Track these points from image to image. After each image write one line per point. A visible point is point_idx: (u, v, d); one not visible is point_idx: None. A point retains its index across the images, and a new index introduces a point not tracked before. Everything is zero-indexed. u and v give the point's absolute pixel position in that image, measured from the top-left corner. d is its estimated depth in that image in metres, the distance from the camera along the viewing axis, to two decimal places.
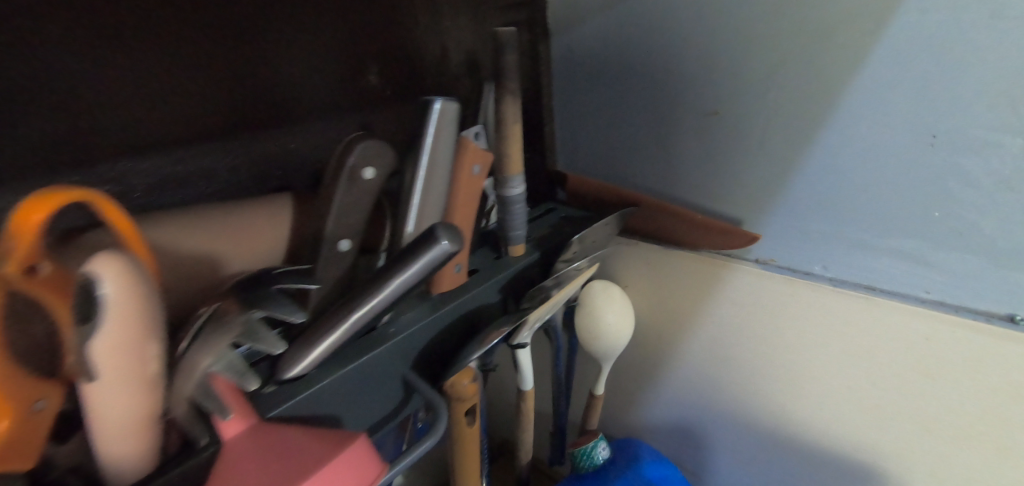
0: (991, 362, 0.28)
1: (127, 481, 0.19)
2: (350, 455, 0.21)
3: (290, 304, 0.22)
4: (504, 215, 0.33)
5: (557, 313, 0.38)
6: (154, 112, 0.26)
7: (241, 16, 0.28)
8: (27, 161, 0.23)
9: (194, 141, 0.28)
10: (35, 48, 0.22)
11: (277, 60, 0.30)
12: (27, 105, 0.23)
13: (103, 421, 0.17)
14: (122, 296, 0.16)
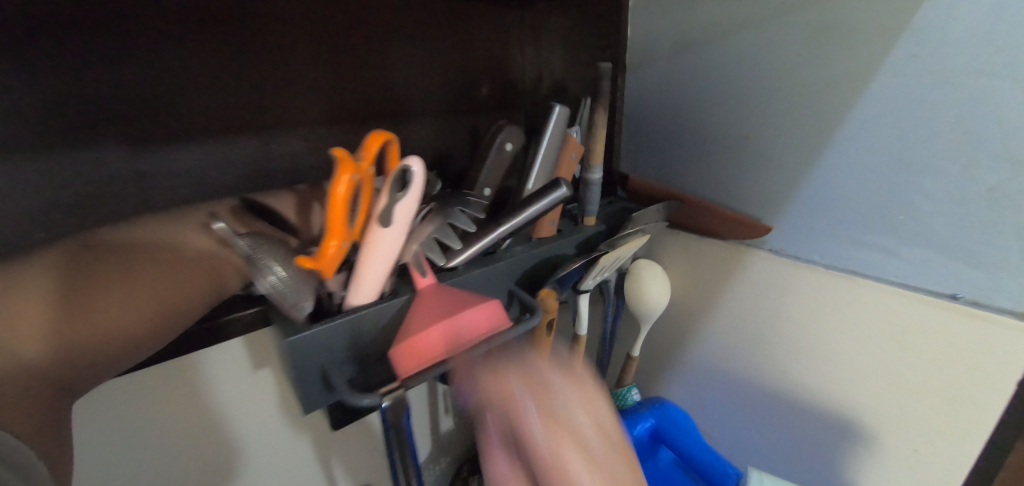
0: (938, 329, 0.38)
1: (363, 298, 0.31)
2: (487, 308, 0.33)
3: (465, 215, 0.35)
4: (585, 194, 0.45)
5: (611, 276, 0.50)
6: (371, 89, 0.45)
7: (423, 40, 0.48)
8: (311, 105, 0.42)
9: (384, 111, 0.47)
10: (330, 44, 0.42)
11: (436, 69, 0.49)
12: (314, 72, 0.42)
13: (373, 255, 0.30)
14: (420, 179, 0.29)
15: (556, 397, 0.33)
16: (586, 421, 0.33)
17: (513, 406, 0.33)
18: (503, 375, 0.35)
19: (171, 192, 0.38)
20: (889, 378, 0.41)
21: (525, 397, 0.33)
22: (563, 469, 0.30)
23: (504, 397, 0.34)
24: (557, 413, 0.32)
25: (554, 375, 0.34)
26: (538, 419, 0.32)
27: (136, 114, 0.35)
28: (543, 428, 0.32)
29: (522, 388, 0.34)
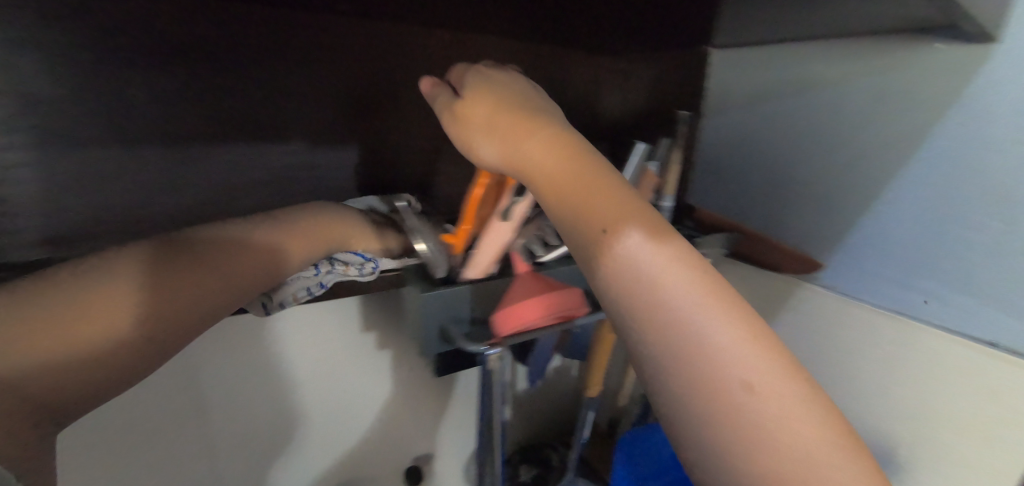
0: (962, 366, 0.42)
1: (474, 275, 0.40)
2: (568, 293, 0.40)
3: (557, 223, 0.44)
4: None
5: None
6: None
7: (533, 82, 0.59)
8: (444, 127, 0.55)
9: None
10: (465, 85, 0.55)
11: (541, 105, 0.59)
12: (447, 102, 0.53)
13: (489, 242, 0.39)
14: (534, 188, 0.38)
15: (683, 270, 0.28)
16: (719, 323, 0.26)
17: (606, 194, 0.30)
18: (585, 165, 0.31)
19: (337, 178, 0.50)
20: (928, 413, 0.44)
21: (640, 218, 0.29)
22: (703, 333, 0.26)
23: (625, 203, 0.29)
24: (678, 268, 0.28)
25: (666, 240, 0.28)
26: (661, 267, 0.27)
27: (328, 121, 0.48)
28: (671, 281, 0.27)
29: (623, 197, 0.30)
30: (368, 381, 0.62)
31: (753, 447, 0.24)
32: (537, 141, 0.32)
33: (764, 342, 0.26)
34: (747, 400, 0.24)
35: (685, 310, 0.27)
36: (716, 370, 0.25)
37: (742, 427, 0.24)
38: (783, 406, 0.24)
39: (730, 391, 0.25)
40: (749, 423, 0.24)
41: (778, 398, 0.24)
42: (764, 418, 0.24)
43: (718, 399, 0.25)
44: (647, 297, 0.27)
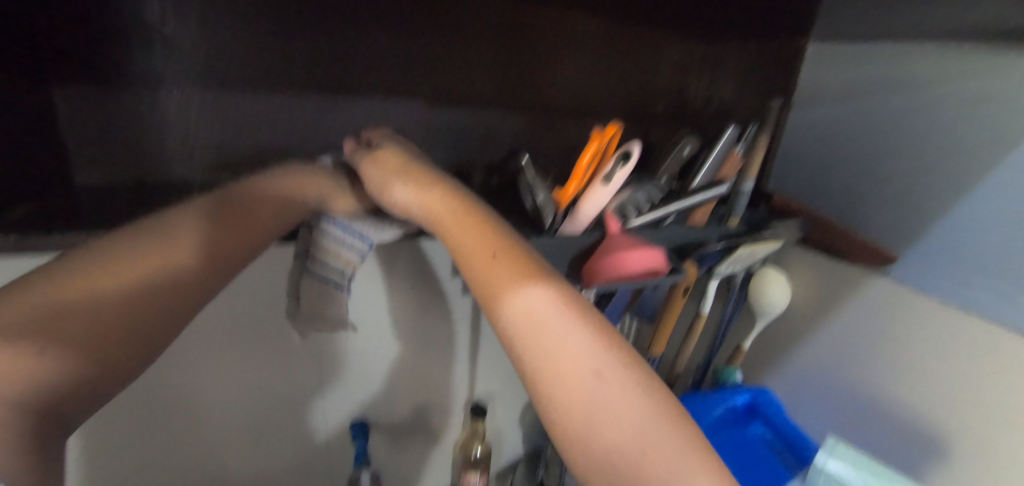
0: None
1: (574, 231, 0.46)
2: (653, 252, 0.44)
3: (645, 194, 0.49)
4: (735, 199, 0.56)
5: (740, 272, 0.61)
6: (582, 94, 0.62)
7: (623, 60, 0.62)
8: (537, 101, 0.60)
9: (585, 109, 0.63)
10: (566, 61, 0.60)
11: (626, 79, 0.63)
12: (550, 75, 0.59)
13: (589, 205, 0.45)
14: (633, 163, 0.43)
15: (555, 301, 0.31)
16: (581, 334, 0.30)
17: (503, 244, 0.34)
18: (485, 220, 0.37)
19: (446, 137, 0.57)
20: (987, 407, 0.47)
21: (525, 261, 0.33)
22: (567, 350, 0.29)
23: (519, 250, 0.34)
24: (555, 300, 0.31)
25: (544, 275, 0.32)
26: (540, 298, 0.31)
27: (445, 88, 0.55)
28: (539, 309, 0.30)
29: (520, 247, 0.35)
30: (445, 328, 0.69)
31: (593, 436, 0.27)
32: (438, 198, 0.39)
33: (618, 353, 0.29)
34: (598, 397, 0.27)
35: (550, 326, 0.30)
36: (567, 372, 0.28)
37: (584, 422, 0.27)
38: (625, 405, 0.27)
39: (580, 400, 0.27)
40: (598, 416, 0.27)
41: (619, 384, 0.28)
42: (606, 412, 0.27)
43: (573, 402, 0.27)
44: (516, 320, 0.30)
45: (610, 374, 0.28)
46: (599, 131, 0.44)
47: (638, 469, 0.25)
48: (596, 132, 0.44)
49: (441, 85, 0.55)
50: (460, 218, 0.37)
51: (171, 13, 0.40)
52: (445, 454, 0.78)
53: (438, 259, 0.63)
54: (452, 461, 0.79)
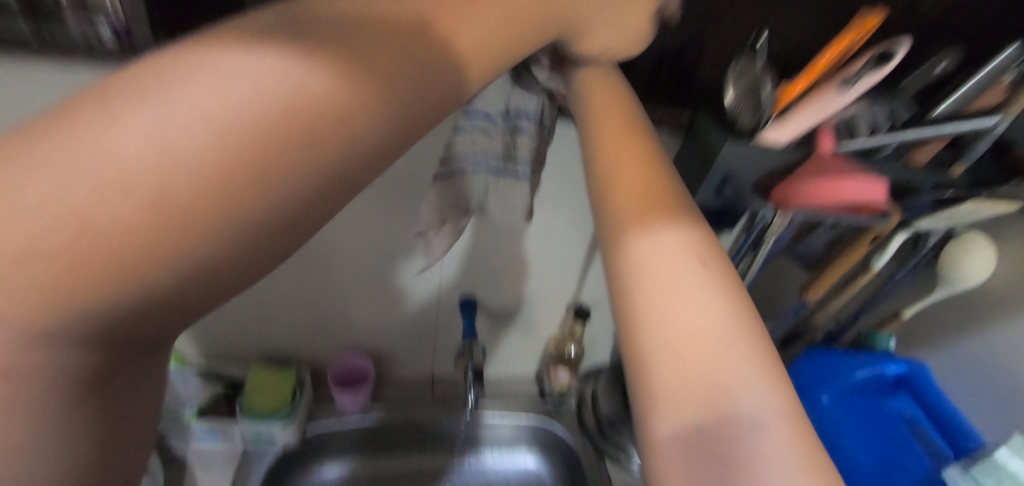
0: None
1: (778, 145, 0.38)
2: (875, 185, 0.37)
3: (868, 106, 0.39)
4: (976, 141, 0.45)
5: (938, 231, 0.50)
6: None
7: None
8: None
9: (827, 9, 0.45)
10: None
11: None
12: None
13: (810, 116, 0.36)
14: (897, 64, 0.34)
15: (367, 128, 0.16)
16: (678, 199, 0.26)
17: (611, 109, 0.31)
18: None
19: None
20: None
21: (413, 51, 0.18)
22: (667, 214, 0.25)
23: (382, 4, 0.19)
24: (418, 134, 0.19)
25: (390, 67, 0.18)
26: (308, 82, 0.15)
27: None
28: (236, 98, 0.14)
29: (626, 119, 0.30)
30: (570, 228, 0.65)
31: (670, 312, 0.22)
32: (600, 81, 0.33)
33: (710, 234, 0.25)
34: (677, 257, 0.23)
35: (640, 183, 0.26)
36: (664, 234, 0.24)
37: (662, 283, 0.23)
38: (710, 283, 0.23)
39: (660, 250, 0.24)
40: (682, 292, 0.22)
41: (713, 265, 0.24)
42: (692, 290, 0.22)
43: (650, 251, 0.24)
44: (618, 171, 0.27)
45: (709, 260, 0.24)
46: (862, 20, 0.34)
47: (711, 350, 0.21)
48: (858, 20, 0.34)
49: None
50: (608, 87, 0.32)
51: None
52: (539, 347, 0.81)
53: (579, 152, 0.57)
54: (545, 354, 0.81)
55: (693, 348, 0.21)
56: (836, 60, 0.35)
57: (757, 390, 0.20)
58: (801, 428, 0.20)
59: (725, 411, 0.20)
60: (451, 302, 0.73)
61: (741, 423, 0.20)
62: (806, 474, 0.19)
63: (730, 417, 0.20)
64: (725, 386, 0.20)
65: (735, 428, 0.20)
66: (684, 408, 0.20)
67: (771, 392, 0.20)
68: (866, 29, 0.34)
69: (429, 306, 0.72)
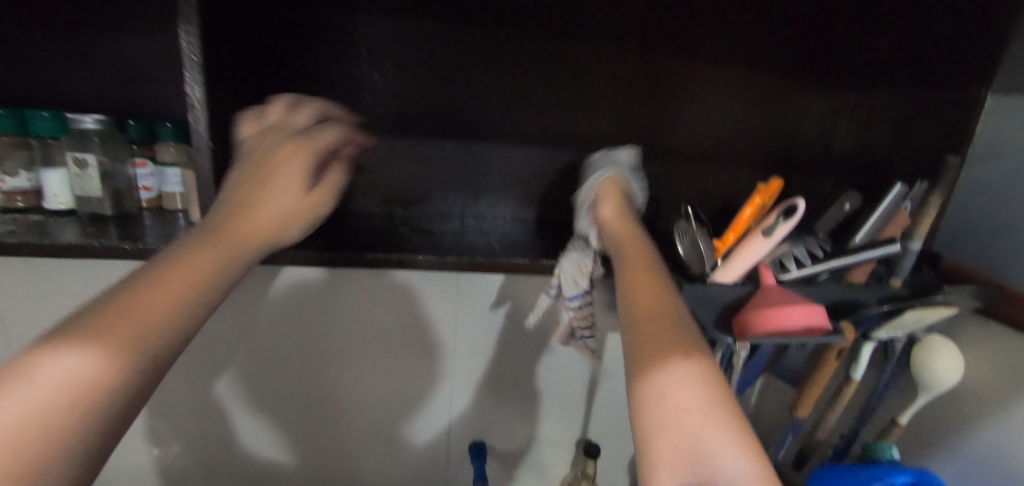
0: None
1: (727, 284, 0.46)
2: (815, 310, 0.42)
3: (797, 244, 0.47)
4: (900, 259, 0.52)
5: (901, 339, 0.55)
6: (747, 144, 0.65)
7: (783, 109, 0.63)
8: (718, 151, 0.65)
9: (751, 160, 0.65)
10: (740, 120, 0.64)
11: (794, 126, 0.64)
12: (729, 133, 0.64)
13: (746, 260, 0.45)
14: (802, 214, 0.43)
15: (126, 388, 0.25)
16: (676, 309, 0.33)
17: (635, 251, 0.41)
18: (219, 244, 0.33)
19: None
20: None
21: (158, 308, 0.28)
22: (671, 318, 0.32)
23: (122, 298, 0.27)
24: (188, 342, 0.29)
25: (154, 315, 0.27)
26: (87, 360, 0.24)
27: (644, 136, 0.62)
28: (48, 395, 0.23)
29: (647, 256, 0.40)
30: (569, 364, 0.70)
31: (670, 391, 0.27)
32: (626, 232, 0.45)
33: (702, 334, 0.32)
34: (689, 352, 0.29)
35: (660, 298, 0.34)
36: (667, 331, 0.31)
37: (662, 368, 0.28)
38: (700, 370, 0.28)
39: (673, 347, 0.29)
40: (680, 376, 0.28)
41: (703, 354, 0.30)
42: (687, 375, 0.28)
43: (665, 345, 0.30)
44: (641, 288, 0.35)
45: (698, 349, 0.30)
46: (763, 185, 0.44)
47: (700, 423, 0.26)
48: (760, 187, 0.44)
49: (567, 129, 0.60)
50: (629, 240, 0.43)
51: (381, 73, 0.55)
52: None
53: None
54: None
55: (697, 425, 0.26)
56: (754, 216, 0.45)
57: (752, 469, 0.24)
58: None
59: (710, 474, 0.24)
60: (461, 447, 0.74)
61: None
62: None
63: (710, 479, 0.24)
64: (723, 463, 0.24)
65: None
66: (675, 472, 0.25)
67: (747, 463, 0.25)
68: (769, 192, 0.44)
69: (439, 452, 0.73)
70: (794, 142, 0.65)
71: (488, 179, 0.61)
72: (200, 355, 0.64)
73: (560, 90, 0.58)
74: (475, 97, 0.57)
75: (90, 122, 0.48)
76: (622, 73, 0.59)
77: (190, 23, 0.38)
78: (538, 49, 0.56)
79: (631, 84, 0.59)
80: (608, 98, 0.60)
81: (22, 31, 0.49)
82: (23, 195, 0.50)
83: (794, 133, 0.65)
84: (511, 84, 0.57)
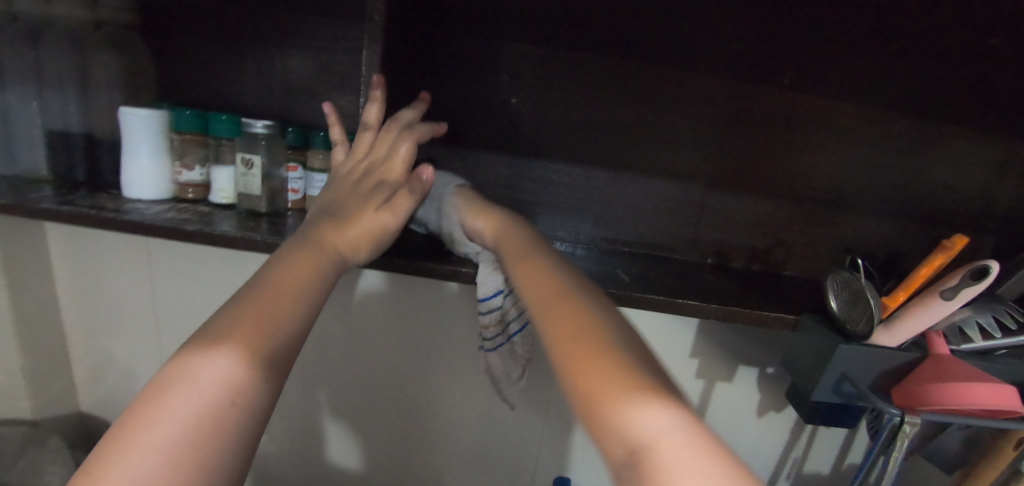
0: None
1: (889, 346, 0.42)
2: (1007, 391, 0.37)
3: (977, 311, 0.41)
4: None
5: None
6: (893, 190, 0.59)
7: (942, 155, 0.57)
8: (858, 196, 0.59)
9: (896, 210, 0.59)
10: (885, 167, 0.58)
11: (954, 175, 0.58)
12: (872, 179, 0.58)
13: (917, 324, 0.40)
14: (995, 278, 0.37)
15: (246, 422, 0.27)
16: (563, 296, 0.33)
17: (519, 251, 0.40)
18: (302, 260, 0.36)
19: (719, 216, 0.60)
20: None
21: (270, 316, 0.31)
22: (555, 307, 0.33)
23: (219, 323, 0.30)
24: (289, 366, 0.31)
25: (257, 342, 0.30)
26: (214, 393, 0.27)
27: (773, 175, 0.59)
28: (198, 404, 0.26)
29: (528, 247, 0.40)
30: None
31: (574, 381, 0.28)
32: (496, 226, 0.44)
33: (592, 311, 0.32)
34: (591, 329, 0.30)
35: (549, 291, 0.34)
36: (559, 325, 0.31)
37: (565, 363, 0.29)
38: (594, 350, 0.29)
39: (572, 332, 0.30)
40: (574, 361, 0.29)
41: (596, 330, 0.30)
42: (581, 357, 0.29)
43: (567, 333, 0.30)
44: (543, 290, 0.35)
45: (584, 330, 0.30)
46: (944, 242, 0.39)
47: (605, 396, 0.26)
48: (942, 242, 0.39)
49: (694, 164, 0.58)
50: (513, 243, 0.42)
51: (517, 97, 0.56)
52: None
53: (679, 331, 0.62)
54: None
55: (608, 400, 0.26)
56: (929, 274, 0.40)
57: (683, 432, 0.24)
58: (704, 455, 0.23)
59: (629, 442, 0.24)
60: (546, 478, 0.72)
61: (655, 449, 0.23)
62: None
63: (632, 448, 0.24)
64: (640, 432, 0.24)
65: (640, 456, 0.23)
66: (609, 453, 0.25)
67: (668, 421, 0.24)
68: (953, 250, 0.39)
69: (525, 478, 0.72)
70: (959, 197, 0.58)
71: (609, 206, 0.60)
72: (312, 350, 0.68)
73: (696, 124, 0.57)
74: (604, 124, 0.57)
75: (260, 128, 0.53)
76: (762, 110, 0.56)
77: (374, 43, 0.41)
78: (678, 82, 0.55)
79: (770, 122, 0.57)
80: (745, 134, 0.57)
81: (216, 44, 0.56)
82: (193, 188, 0.56)
83: (951, 184, 0.58)
84: (647, 116, 0.57)
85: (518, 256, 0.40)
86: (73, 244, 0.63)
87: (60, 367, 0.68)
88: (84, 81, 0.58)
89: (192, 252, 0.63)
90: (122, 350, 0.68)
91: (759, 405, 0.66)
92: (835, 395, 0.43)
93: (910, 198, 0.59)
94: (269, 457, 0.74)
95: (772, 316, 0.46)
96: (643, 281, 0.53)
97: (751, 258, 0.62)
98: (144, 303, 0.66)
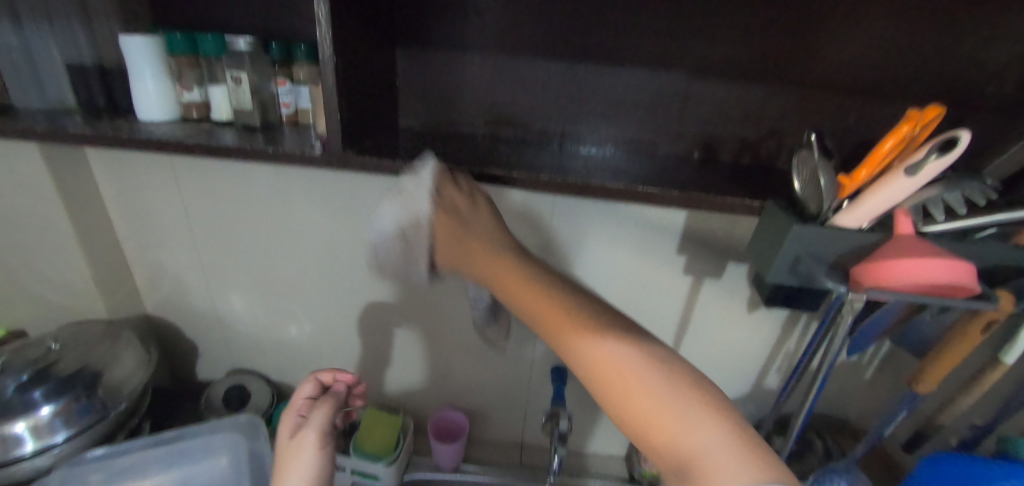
0: None
1: (850, 226, 0.41)
2: (956, 268, 0.37)
3: (952, 187, 0.39)
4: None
5: None
6: (907, 66, 0.53)
7: (973, 21, 0.50)
8: (866, 75, 0.54)
9: (909, 89, 0.54)
10: (900, 40, 0.52)
11: (986, 44, 0.50)
12: (884, 54, 0.53)
13: (879, 201, 0.39)
14: (963, 148, 0.35)
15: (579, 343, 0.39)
16: (583, 325, 0.39)
17: (511, 268, 0.44)
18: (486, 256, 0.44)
19: (705, 109, 0.58)
20: None
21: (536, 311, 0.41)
22: (578, 340, 0.38)
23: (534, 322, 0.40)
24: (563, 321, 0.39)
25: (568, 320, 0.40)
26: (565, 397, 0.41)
27: (765, 58, 0.54)
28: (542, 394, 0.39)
29: (517, 264, 0.44)
30: (659, 300, 0.69)
31: (631, 408, 0.35)
32: (469, 237, 0.46)
33: (613, 340, 0.38)
34: (622, 352, 0.37)
35: (564, 319, 0.39)
36: (592, 363, 0.37)
37: (618, 392, 0.36)
38: (635, 377, 0.36)
39: (619, 373, 0.36)
40: (627, 390, 0.35)
41: (629, 360, 0.37)
42: (635, 387, 0.35)
43: (615, 375, 0.36)
44: (556, 321, 0.40)
45: (622, 365, 0.36)
46: (915, 112, 0.37)
47: (659, 416, 0.34)
48: (910, 112, 0.37)
49: (677, 55, 0.55)
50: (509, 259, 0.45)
51: None
52: None
53: (665, 230, 0.63)
54: None
55: (668, 422, 0.33)
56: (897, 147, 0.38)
57: (727, 432, 0.32)
58: (748, 452, 0.31)
59: (688, 452, 0.32)
60: (544, 367, 0.78)
61: (711, 457, 0.31)
62: (762, 464, 0.30)
63: (693, 454, 0.31)
64: (703, 440, 0.32)
65: (701, 459, 0.31)
66: (670, 454, 0.32)
67: (713, 428, 0.32)
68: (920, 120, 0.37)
69: (526, 366, 0.79)
70: (989, 70, 0.52)
71: (590, 105, 0.59)
72: (326, 257, 0.74)
73: (677, 11, 0.53)
74: (577, 20, 0.55)
75: (243, 46, 0.56)
76: None
77: None
78: None
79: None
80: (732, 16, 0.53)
81: None
82: (196, 107, 0.61)
83: (980, 57, 0.51)
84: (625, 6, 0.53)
85: (511, 275, 0.43)
86: (110, 167, 0.71)
87: (122, 275, 0.79)
88: (87, 13, 0.62)
89: (210, 170, 0.69)
90: (171, 261, 0.79)
91: (749, 299, 0.67)
92: (791, 277, 0.44)
93: (927, 75, 0.53)
94: (305, 351, 0.85)
95: (735, 201, 0.46)
96: (615, 176, 0.53)
97: (742, 152, 0.60)
98: (179, 218, 0.74)
